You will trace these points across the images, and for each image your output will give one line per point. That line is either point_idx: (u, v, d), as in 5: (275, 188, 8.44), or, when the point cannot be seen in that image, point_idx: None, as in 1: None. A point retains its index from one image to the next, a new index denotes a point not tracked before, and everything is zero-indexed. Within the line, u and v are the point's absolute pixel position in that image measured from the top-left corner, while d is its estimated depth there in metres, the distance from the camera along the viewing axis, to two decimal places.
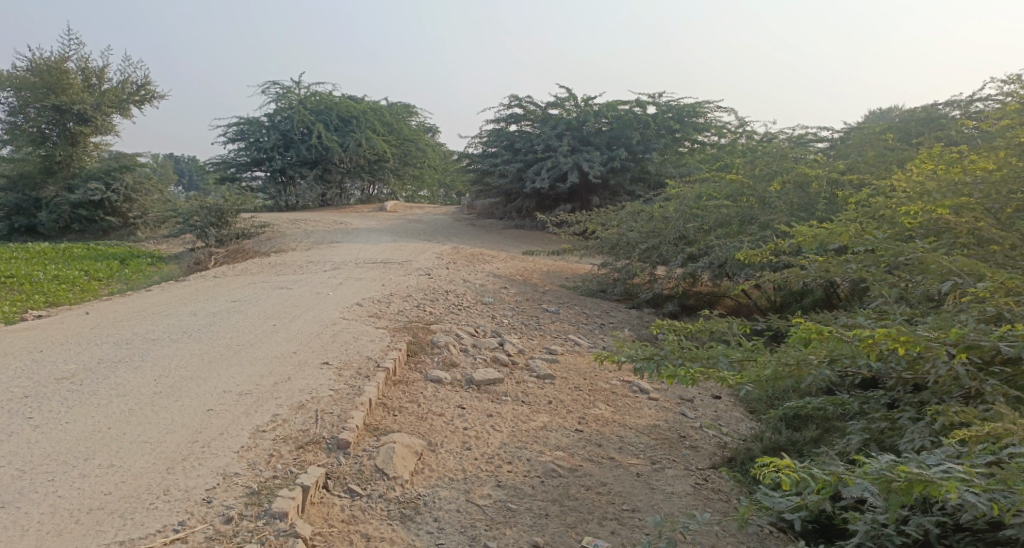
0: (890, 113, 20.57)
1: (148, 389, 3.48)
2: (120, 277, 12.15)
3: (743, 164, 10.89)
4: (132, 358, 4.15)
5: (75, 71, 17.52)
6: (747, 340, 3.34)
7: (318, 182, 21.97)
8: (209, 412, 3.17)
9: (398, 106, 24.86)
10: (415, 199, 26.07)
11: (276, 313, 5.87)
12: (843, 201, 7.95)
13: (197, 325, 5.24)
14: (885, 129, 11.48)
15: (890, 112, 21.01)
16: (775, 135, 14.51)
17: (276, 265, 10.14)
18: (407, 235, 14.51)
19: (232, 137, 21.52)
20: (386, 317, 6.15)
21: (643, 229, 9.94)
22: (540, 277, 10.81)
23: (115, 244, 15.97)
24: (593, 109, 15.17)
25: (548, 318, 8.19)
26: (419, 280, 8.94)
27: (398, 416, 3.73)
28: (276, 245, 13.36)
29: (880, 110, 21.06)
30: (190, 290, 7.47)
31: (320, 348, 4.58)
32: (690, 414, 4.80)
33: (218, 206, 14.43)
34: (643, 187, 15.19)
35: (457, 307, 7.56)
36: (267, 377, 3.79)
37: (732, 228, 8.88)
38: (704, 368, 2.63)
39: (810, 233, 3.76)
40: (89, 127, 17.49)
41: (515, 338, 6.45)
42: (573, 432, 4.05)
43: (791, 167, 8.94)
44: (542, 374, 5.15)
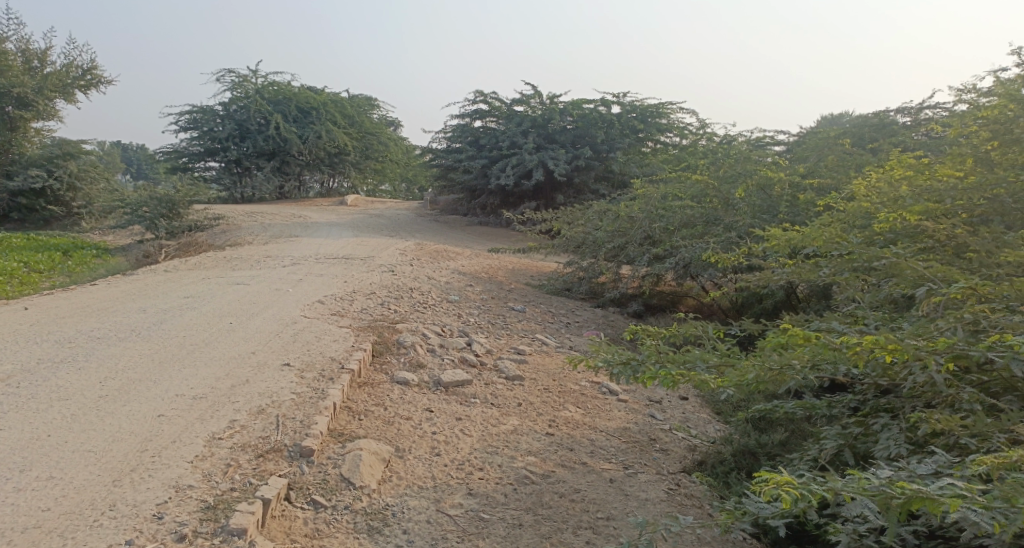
0: (843, 118, 21.19)
1: (92, 393, 3.23)
2: (62, 269, 11.54)
3: (707, 165, 11.00)
4: (74, 358, 3.88)
5: (14, 52, 16.59)
6: (723, 345, 3.30)
7: (276, 174, 21.38)
8: (160, 418, 2.96)
9: (360, 98, 24.40)
10: (375, 193, 25.67)
11: (232, 311, 5.60)
12: (805, 204, 8.08)
13: (146, 322, 4.95)
14: (841, 133, 11.77)
15: (842, 117, 21.64)
16: (735, 137, 14.74)
17: (232, 259, 9.78)
18: (369, 230, 14.21)
19: (186, 126, 20.75)
20: (348, 315, 5.95)
21: (609, 228, 9.94)
22: (504, 275, 10.72)
23: (58, 234, 15.21)
24: (558, 107, 15.13)
25: (514, 317, 8.10)
26: (382, 276, 8.74)
27: (363, 421, 3.58)
28: (232, 238, 12.91)
29: (833, 115, 21.67)
30: (140, 285, 7.11)
31: (280, 349, 4.38)
32: (659, 416, 4.77)
33: (169, 197, 13.86)
34: (607, 186, 15.24)
35: (421, 304, 7.40)
36: (223, 380, 3.58)
37: (697, 228, 8.95)
38: (687, 373, 2.55)
39: (785, 237, 3.76)
40: (30, 112, 16.60)
41: (482, 337, 6.34)
42: (544, 436, 3.97)
43: (755, 169, 9.05)
44: (511, 375, 5.06)
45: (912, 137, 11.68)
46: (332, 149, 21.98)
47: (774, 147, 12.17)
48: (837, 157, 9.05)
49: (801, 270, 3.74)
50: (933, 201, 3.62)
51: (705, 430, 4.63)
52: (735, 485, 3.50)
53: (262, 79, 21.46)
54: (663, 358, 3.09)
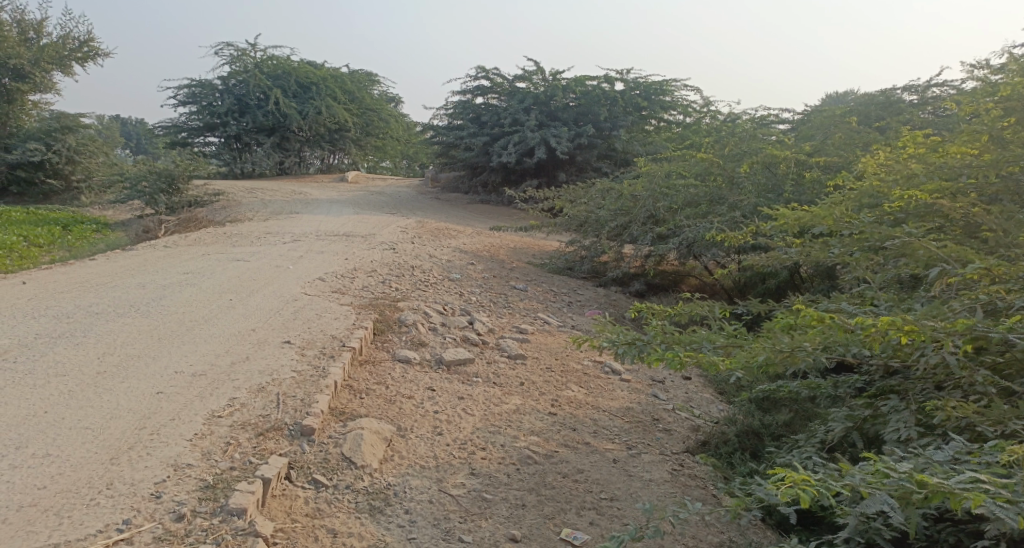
0: (848, 97, 20.93)
1: (91, 368, 3.19)
2: (62, 244, 11.49)
3: (712, 144, 10.86)
4: (72, 333, 3.83)
5: (10, 22, 16.33)
6: (729, 324, 3.24)
7: (275, 150, 21.20)
8: (159, 395, 2.92)
9: (360, 73, 24.10)
10: (376, 170, 25.49)
11: (232, 287, 5.55)
12: (811, 183, 7.98)
13: (145, 298, 4.90)
14: (847, 112, 11.60)
15: (847, 96, 21.37)
16: (739, 115, 14.56)
17: (232, 235, 9.72)
18: (369, 207, 14.11)
19: (184, 100, 20.52)
20: (349, 293, 5.90)
21: (612, 207, 9.85)
22: (506, 253, 10.66)
23: (57, 209, 15.11)
24: (561, 83, 14.92)
25: (516, 295, 8.05)
26: (383, 254, 8.67)
27: (364, 399, 3.55)
28: (232, 214, 12.83)
29: (838, 93, 21.40)
30: (139, 261, 7.06)
31: (281, 326, 4.34)
32: (663, 396, 4.74)
33: (169, 172, 13.75)
34: (610, 164, 15.10)
35: (422, 283, 7.35)
36: (223, 357, 3.54)
37: (700, 207, 8.86)
38: (695, 355, 2.49)
39: (794, 215, 3.68)
40: (27, 84, 16.40)
41: (484, 316, 6.31)
42: (547, 415, 3.94)
43: (760, 147, 8.92)
44: (514, 353, 5.02)
45: (920, 116, 11.51)
46: (332, 125, 21.76)
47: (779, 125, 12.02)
48: (844, 135, 8.91)
49: (809, 250, 3.67)
50: (947, 178, 3.52)
51: (708, 410, 4.60)
52: (739, 466, 3.48)
53: (261, 53, 21.18)
54: (669, 337, 3.03)
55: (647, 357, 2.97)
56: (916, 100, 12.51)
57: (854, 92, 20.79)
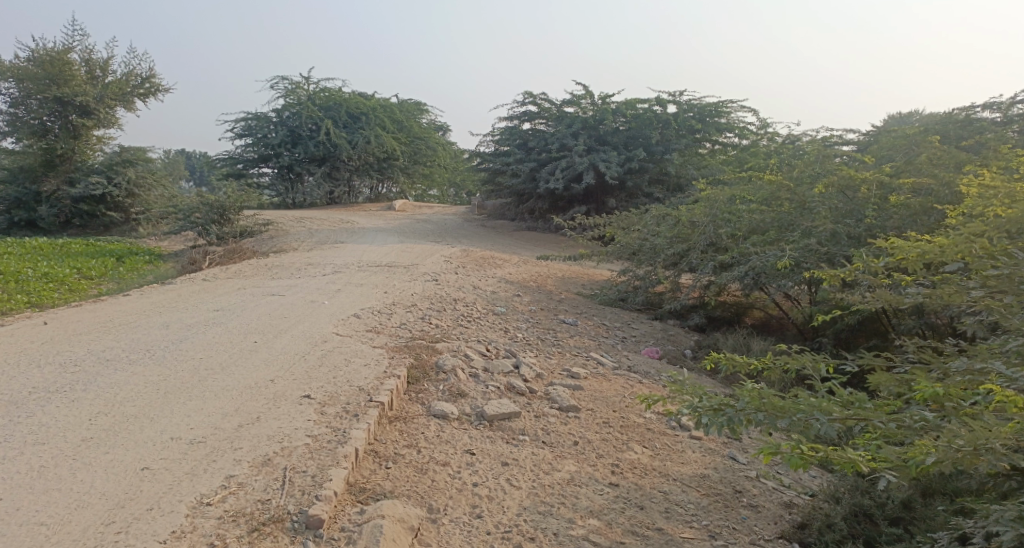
0: (912, 117, 19.75)
1: (77, 434, 2.75)
2: (113, 276, 11.50)
3: (776, 166, 10.10)
4: (72, 386, 3.43)
5: (78, 62, 16.86)
6: (840, 389, 2.57)
7: (326, 179, 21.33)
8: (143, 471, 2.44)
9: (408, 103, 24.22)
10: (423, 198, 25.51)
11: (260, 327, 5.12)
12: (896, 208, 7.16)
13: (164, 342, 4.50)
14: (923, 129, 10.67)
15: (911, 116, 20.20)
16: (799, 136, 13.74)
17: (273, 267, 9.45)
18: (415, 236, 13.80)
19: (239, 132, 20.88)
20: (385, 332, 5.42)
21: (669, 234, 9.20)
22: (554, 284, 10.10)
23: (115, 240, 15.36)
24: (610, 107, 14.33)
25: (566, 331, 7.46)
26: (425, 286, 8.23)
27: (391, 469, 3.01)
28: (278, 245, 12.70)
29: (900, 114, 20.25)
30: (174, 296, 6.76)
31: (303, 376, 3.85)
32: (742, 457, 4.05)
33: (220, 203, 13.77)
34: (661, 189, 14.45)
35: (465, 318, 6.85)
36: (230, 417, 3.04)
37: (768, 234, 8.14)
38: (830, 445, 1.78)
39: (916, 249, 3.01)
40: (92, 120, 16.84)
41: (530, 356, 5.74)
42: (607, 488, 3.32)
43: (836, 168, 8.12)
44: (566, 406, 4.41)
45: (1007, 134, 10.49)
46: (380, 155, 21.84)
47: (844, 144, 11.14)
48: (930, 153, 8.03)
49: (937, 291, 2.97)
50: None
51: (797, 478, 3.91)
52: None
53: (313, 86, 21.44)
54: (766, 403, 2.39)
55: (737, 430, 2.34)
56: (998, 117, 11.49)
57: (919, 113, 19.60)
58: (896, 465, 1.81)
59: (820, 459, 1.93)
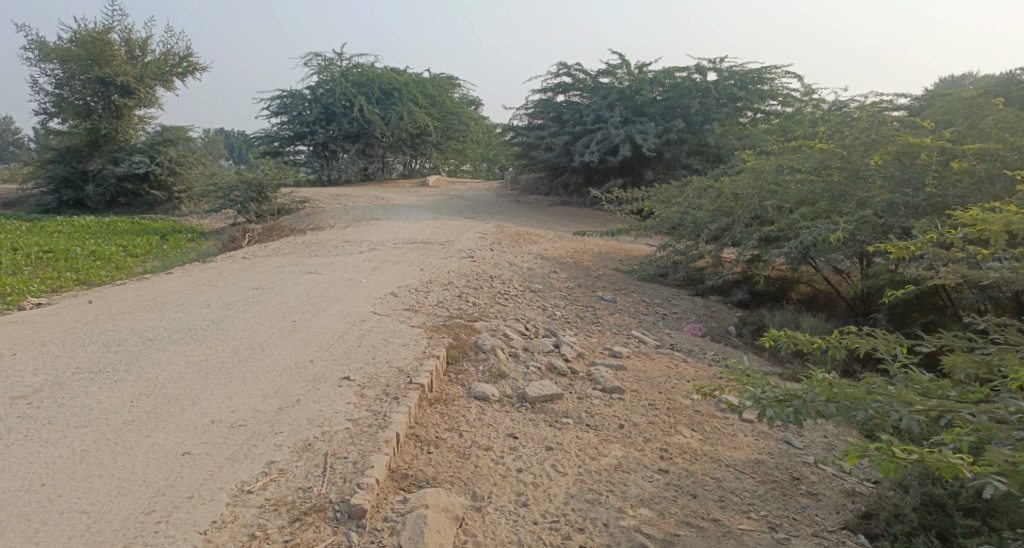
0: (966, 80, 18.68)
1: (118, 417, 2.72)
2: (157, 254, 11.71)
3: (825, 136, 9.65)
4: (114, 367, 3.41)
5: (118, 42, 17.06)
6: (921, 376, 2.48)
7: (360, 156, 21.34)
8: (184, 456, 2.39)
9: (440, 77, 23.98)
10: (456, 173, 25.39)
11: (299, 306, 5.08)
12: (959, 175, 6.77)
13: (206, 321, 4.49)
14: (984, 92, 10.04)
15: (964, 79, 19.13)
16: (847, 103, 13.12)
17: (310, 244, 9.46)
18: (449, 212, 13.69)
19: (275, 110, 20.97)
20: (423, 311, 5.34)
21: (711, 207, 8.90)
22: (592, 260, 9.91)
23: (159, 219, 15.65)
24: (648, 76, 13.87)
25: (605, 308, 7.30)
26: (461, 263, 8.13)
27: (433, 454, 2.93)
28: (314, 222, 12.73)
29: (953, 76, 19.17)
30: (214, 274, 6.78)
31: (342, 357, 3.78)
32: (797, 441, 3.87)
33: (258, 181, 13.87)
34: (701, 161, 14.03)
35: (502, 296, 6.73)
36: (270, 400, 2.99)
37: (818, 207, 7.79)
38: (925, 448, 1.73)
39: (1001, 219, 2.76)
40: (133, 100, 17.07)
41: (570, 335, 5.61)
42: (657, 475, 3.20)
43: (893, 135, 7.70)
44: (609, 387, 4.27)
45: None
46: (413, 130, 21.73)
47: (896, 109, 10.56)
48: (995, 116, 7.53)
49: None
50: None
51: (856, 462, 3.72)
52: None
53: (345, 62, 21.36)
54: (838, 393, 2.35)
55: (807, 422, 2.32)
56: None
57: (974, 75, 18.52)
58: (1001, 468, 1.71)
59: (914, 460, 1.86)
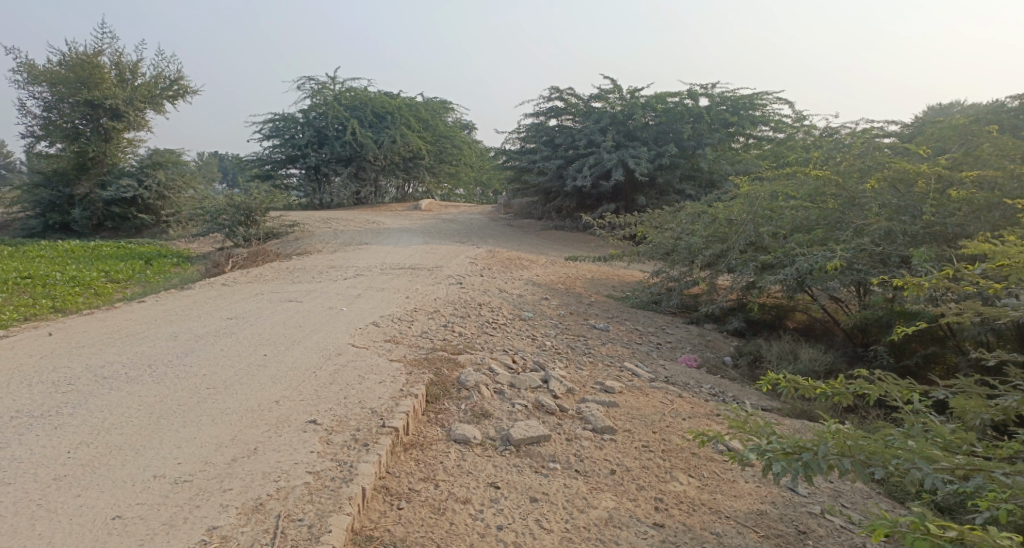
0: (954, 108, 18.81)
1: (49, 471, 2.44)
2: (139, 279, 11.40)
3: (819, 161, 9.53)
4: (58, 409, 3.13)
5: (109, 65, 16.93)
6: (942, 427, 2.23)
7: (352, 180, 21.18)
8: (113, 521, 2.12)
9: (433, 102, 23.97)
10: (450, 197, 25.29)
11: (272, 338, 4.79)
12: (958, 203, 6.61)
13: (170, 356, 4.20)
14: (978, 119, 9.98)
15: (953, 106, 19.28)
16: (839, 129, 13.08)
17: (295, 270, 9.19)
18: (440, 236, 13.47)
19: (267, 134, 20.82)
20: (405, 342, 5.07)
21: (705, 233, 8.70)
22: (584, 286, 9.68)
23: (145, 243, 15.37)
24: (640, 101, 13.80)
25: (597, 338, 7.05)
26: (449, 290, 7.88)
27: (404, 510, 2.64)
28: (302, 247, 12.48)
29: (942, 104, 19.31)
30: (190, 302, 6.50)
31: (312, 396, 3.50)
32: (801, 488, 3.61)
33: (246, 205, 13.64)
34: (694, 186, 13.92)
35: (489, 325, 6.48)
36: (223, 449, 2.70)
37: (815, 234, 7.60)
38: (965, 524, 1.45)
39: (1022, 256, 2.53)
40: (122, 123, 16.85)
41: (559, 367, 5.35)
42: (651, 530, 2.92)
43: (889, 161, 7.56)
44: (600, 427, 3.99)
45: None
46: (406, 154, 21.62)
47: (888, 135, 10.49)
48: (992, 143, 7.41)
49: None
50: None
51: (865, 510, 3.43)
52: None
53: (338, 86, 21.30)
54: (852, 446, 2.09)
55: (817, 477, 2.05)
56: None
57: (962, 103, 18.64)
58: None
59: (948, 535, 1.60)
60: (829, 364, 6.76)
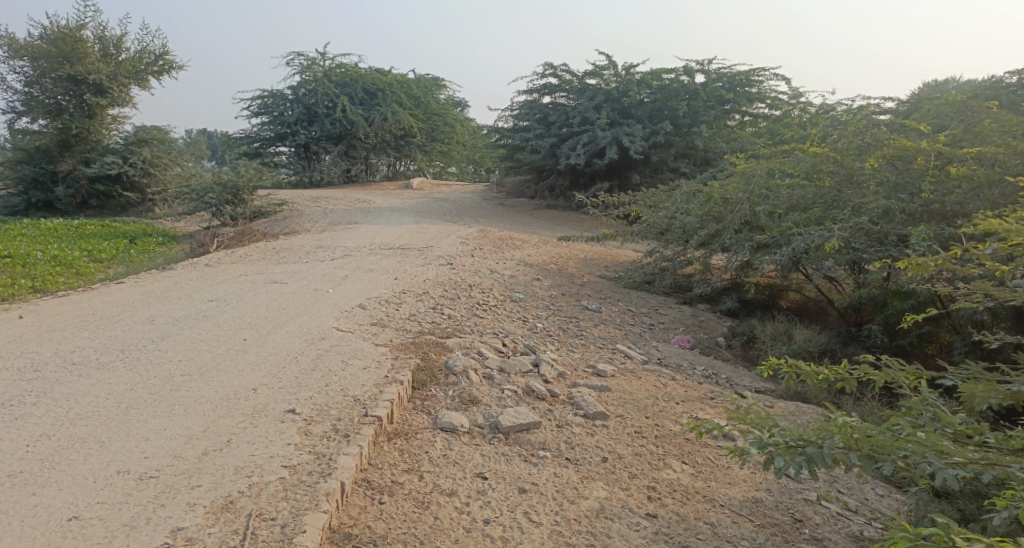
0: (949, 85, 18.70)
1: (6, 468, 2.32)
2: (123, 259, 11.16)
3: (816, 139, 9.35)
4: (22, 399, 2.99)
5: (91, 39, 16.47)
6: (954, 418, 2.10)
7: (343, 158, 20.87)
8: (70, 524, 2.01)
9: (425, 79, 23.57)
10: (442, 176, 25.00)
11: (254, 321, 4.63)
12: (958, 181, 6.47)
13: (145, 341, 4.05)
14: (978, 95, 9.82)
15: (948, 83, 19.15)
16: (836, 106, 12.89)
17: (282, 250, 8.99)
18: (432, 215, 13.27)
19: (255, 110, 20.42)
20: (392, 325, 4.93)
21: (700, 213, 8.56)
22: (576, 266, 9.55)
23: (131, 221, 15.09)
24: (635, 78, 13.54)
25: (589, 319, 6.93)
26: (439, 271, 7.72)
27: (386, 505, 2.52)
28: (290, 226, 12.25)
29: (937, 81, 19.19)
30: (171, 283, 6.31)
31: (291, 383, 3.36)
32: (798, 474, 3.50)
33: (233, 183, 13.36)
34: (688, 164, 13.75)
35: (480, 306, 6.34)
36: (193, 442, 2.59)
37: (812, 213, 7.47)
38: None
39: None
40: (105, 99, 16.44)
41: (550, 350, 5.23)
42: (643, 522, 2.81)
43: (889, 139, 7.40)
44: (592, 413, 3.88)
45: None
46: (397, 131, 21.29)
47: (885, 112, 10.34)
48: (994, 120, 7.26)
49: None
50: None
51: (863, 497, 3.33)
52: None
53: (328, 62, 20.84)
54: (859, 437, 1.97)
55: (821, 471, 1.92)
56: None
57: (957, 80, 18.53)
58: None
59: (966, 541, 1.47)
60: (824, 346, 6.66)
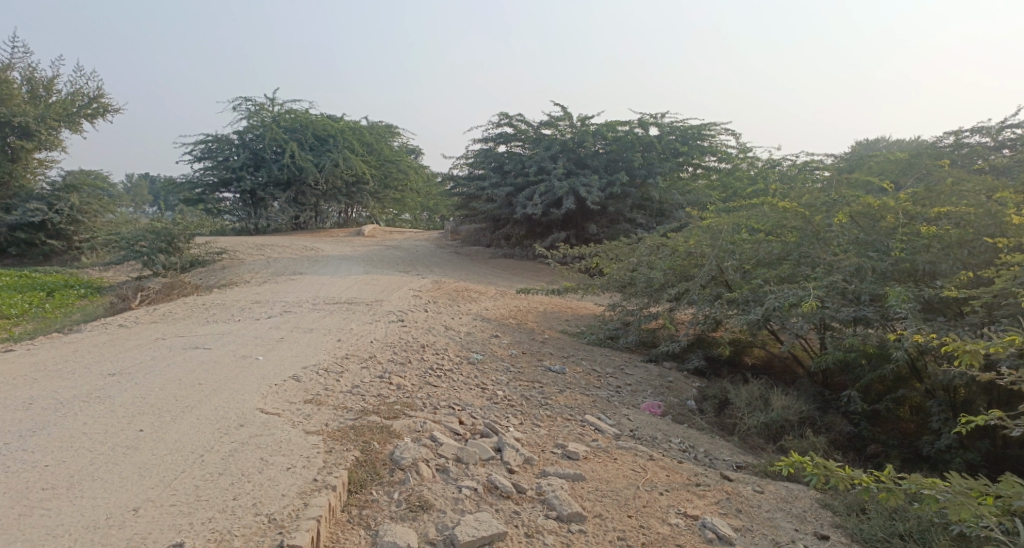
0: (879, 144, 19.50)
1: None
2: (35, 314, 10.03)
3: (777, 193, 9.17)
4: None
5: (19, 80, 15.42)
6: None
7: (291, 205, 20.06)
8: None
9: (378, 125, 23.16)
10: (394, 223, 24.41)
11: (158, 404, 3.84)
12: (929, 239, 6.25)
13: (10, 436, 3.23)
14: (927, 152, 9.89)
15: (878, 142, 19.97)
16: (783, 161, 12.99)
17: (213, 306, 8.15)
18: (382, 265, 12.57)
19: (198, 155, 19.47)
20: (329, 403, 4.20)
21: (665, 267, 8.15)
22: (536, 321, 8.99)
23: (53, 272, 13.84)
24: (591, 129, 13.34)
25: (552, 382, 6.35)
26: (388, 330, 7.03)
27: None
28: (228, 277, 11.36)
29: (868, 139, 20.03)
30: (71, 350, 5.41)
31: (188, 497, 2.62)
32: None
33: (167, 230, 12.41)
34: (644, 215, 13.56)
35: (433, 372, 5.66)
36: None
37: (782, 270, 7.13)
38: None
39: None
40: (32, 142, 15.26)
41: (512, 427, 4.56)
42: None
43: (855, 195, 7.20)
44: (567, 515, 3.23)
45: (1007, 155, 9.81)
46: (349, 178, 20.67)
47: (834, 168, 10.38)
48: (955, 178, 7.14)
49: None
50: None
51: None
52: None
53: (278, 107, 20.13)
54: None
55: None
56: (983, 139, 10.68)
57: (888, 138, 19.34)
58: None
59: None
60: (803, 411, 6.21)
